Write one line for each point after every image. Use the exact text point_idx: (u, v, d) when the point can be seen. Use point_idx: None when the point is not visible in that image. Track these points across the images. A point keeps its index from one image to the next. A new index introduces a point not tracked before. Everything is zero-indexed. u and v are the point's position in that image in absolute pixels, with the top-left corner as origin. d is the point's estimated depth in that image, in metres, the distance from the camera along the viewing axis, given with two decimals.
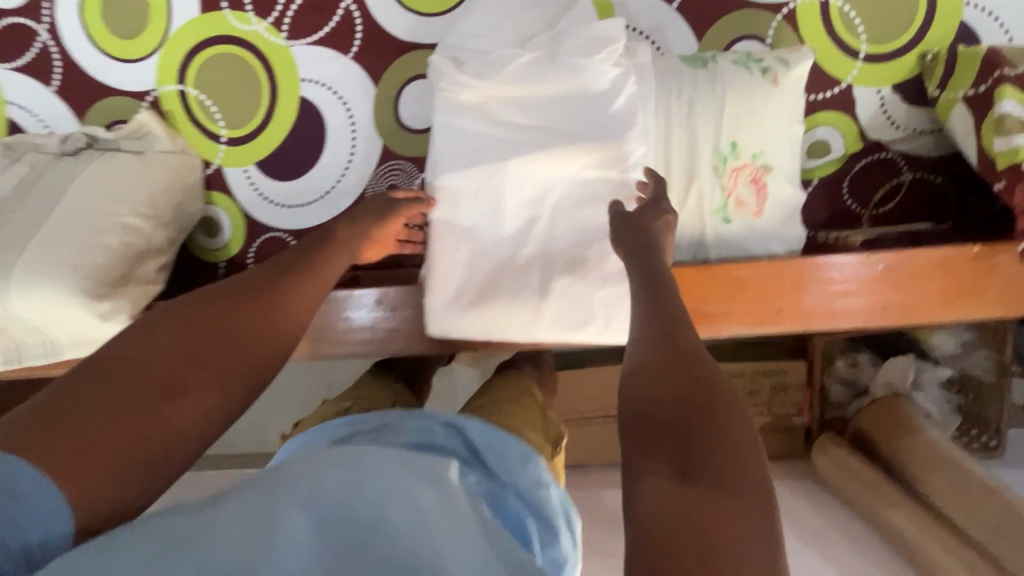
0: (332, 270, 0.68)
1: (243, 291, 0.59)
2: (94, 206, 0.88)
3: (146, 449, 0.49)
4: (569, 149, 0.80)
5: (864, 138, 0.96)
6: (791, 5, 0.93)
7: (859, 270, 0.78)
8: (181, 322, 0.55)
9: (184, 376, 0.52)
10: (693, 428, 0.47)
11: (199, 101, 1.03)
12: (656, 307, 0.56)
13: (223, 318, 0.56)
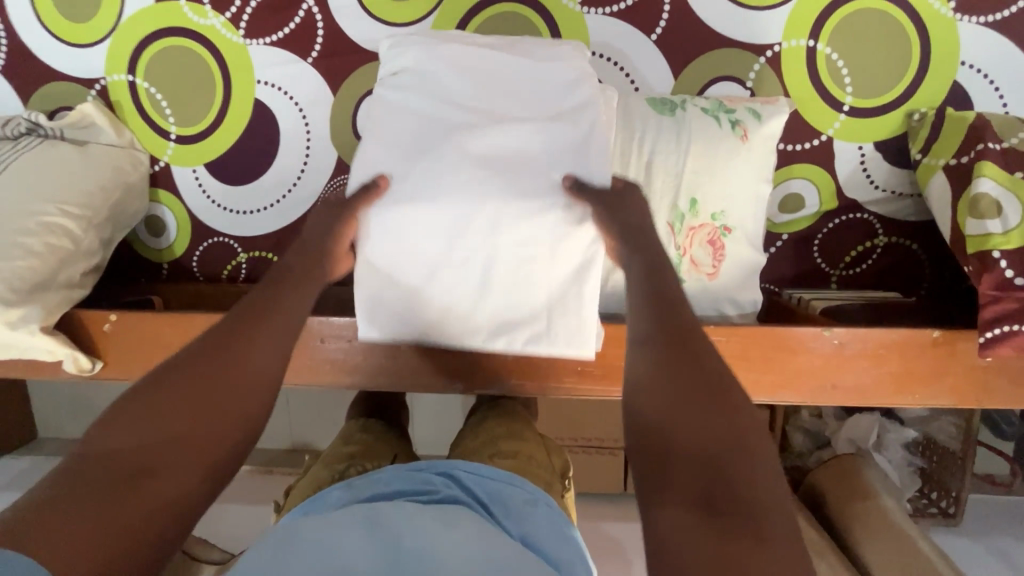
0: (296, 305, 0.61)
1: (204, 354, 0.54)
2: (18, 203, 0.84)
3: (133, 535, 0.43)
4: (515, 131, 0.69)
5: (840, 196, 0.91)
6: (776, 49, 0.87)
7: (813, 344, 0.74)
8: (153, 400, 0.50)
9: (158, 455, 0.48)
10: (719, 457, 0.44)
11: (149, 94, 0.97)
12: (656, 311, 0.53)
13: (184, 393, 0.51)
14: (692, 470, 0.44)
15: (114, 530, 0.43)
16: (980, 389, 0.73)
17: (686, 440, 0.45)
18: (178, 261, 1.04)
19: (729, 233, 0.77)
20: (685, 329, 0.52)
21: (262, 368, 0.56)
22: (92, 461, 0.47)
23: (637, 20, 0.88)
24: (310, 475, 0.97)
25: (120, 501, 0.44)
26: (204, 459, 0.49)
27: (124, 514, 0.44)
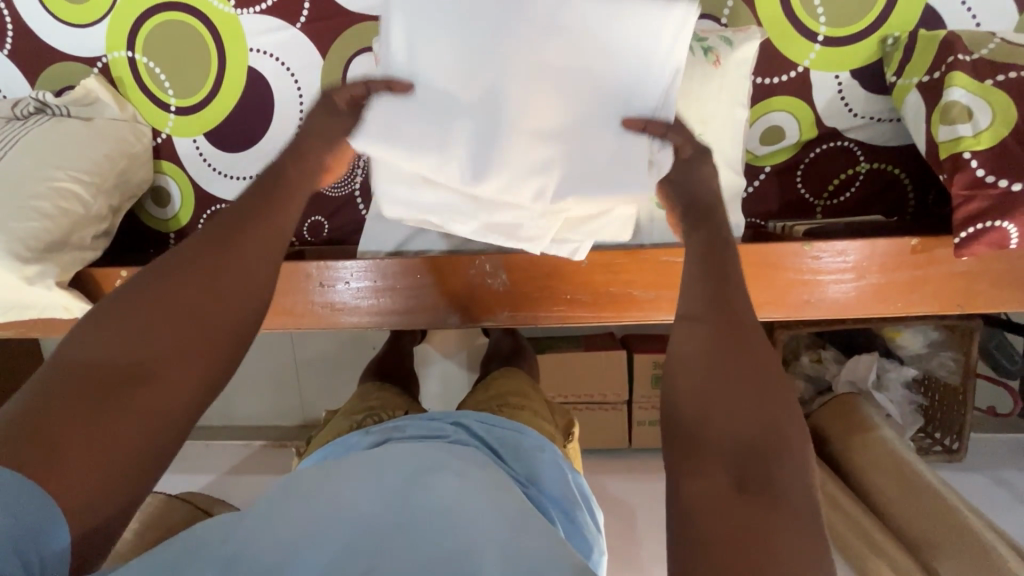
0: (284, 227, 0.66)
1: (178, 274, 0.57)
2: (30, 170, 0.88)
3: (136, 441, 0.49)
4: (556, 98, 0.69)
5: (820, 125, 0.93)
6: None
7: (798, 260, 0.76)
8: (128, 311, 0.54)
9: (150, 361, 0.52)
10: (754, 443, 0.46)
11: (148, 68, 1.02)
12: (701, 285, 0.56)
13: (167, 306, 0.55)
14: (727, 458, 0.45)
15: (104, 452, 0.47)
16: (960, 296, 0.75)
17: (717, 427, 0.47)
18: (183, 231, 1.08)
19: None
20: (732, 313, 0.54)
21: (241, 297, 0.59)
22: (83, 368, 0.50)
23: None
24: (332, 427, 1.01)
25: (119, 406, 0.49)
26: (197, 381, 0.54)
27: (124, 425, 0.49)
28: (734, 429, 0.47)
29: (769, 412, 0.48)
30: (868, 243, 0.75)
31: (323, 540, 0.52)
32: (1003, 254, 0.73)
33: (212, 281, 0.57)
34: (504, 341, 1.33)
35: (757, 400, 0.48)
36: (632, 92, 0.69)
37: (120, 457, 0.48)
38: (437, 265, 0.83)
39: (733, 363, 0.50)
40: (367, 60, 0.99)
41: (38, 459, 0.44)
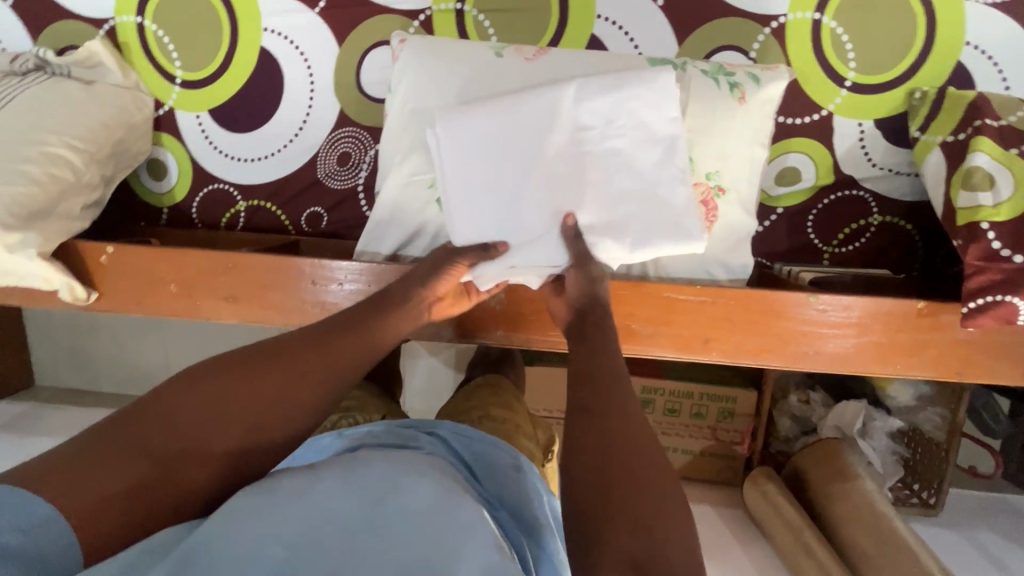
0: (368, 328, 0.66)
1: (270, 360, 0.60)
2: (21, 133, 0.85)
3: (164, 506, 0.52)
4: (601, 143, 0.72)
5: (837, 171, 0.91)
6: (780, 20, 0.88)
7: (803, 310, 0.75)
8: (211, 380, 0.57)
9: (206, 434, 0.55)
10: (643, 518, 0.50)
11: (157, 37, 0.98)
12: (608, 375, 0.61)
13: (248, 389, 0.58)
14: (629, 532, 0.49)
15: (132, 505, 0.51)
16: (960, 365, 0.74)
17: (617, 499, 0.51)
18: (178, 208, 1.05)
19: (722, 193, 0.77)
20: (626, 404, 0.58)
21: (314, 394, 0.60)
22: (154, 422, 0.55)
23: None
24: None
25: (163, 473, 0.53)
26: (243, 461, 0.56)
27: (161, 489, 0.52)
28: (629, 505, 0.50)
29: (665, 494, 0.52)
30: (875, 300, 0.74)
31: (287, 539, 0.48)
32: (1007, 326, 0.72)
33: (297, 373, 0.60)
34: (491, 350, 1.30)
35: (657, 483, 0.52)
36: (666, 132, 0.72)
37: (145, 514, 0.52)
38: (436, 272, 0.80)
39: (617, 439, 0.54)
40: (383, 53, 0.96)
41: (75, 495, 0.49)
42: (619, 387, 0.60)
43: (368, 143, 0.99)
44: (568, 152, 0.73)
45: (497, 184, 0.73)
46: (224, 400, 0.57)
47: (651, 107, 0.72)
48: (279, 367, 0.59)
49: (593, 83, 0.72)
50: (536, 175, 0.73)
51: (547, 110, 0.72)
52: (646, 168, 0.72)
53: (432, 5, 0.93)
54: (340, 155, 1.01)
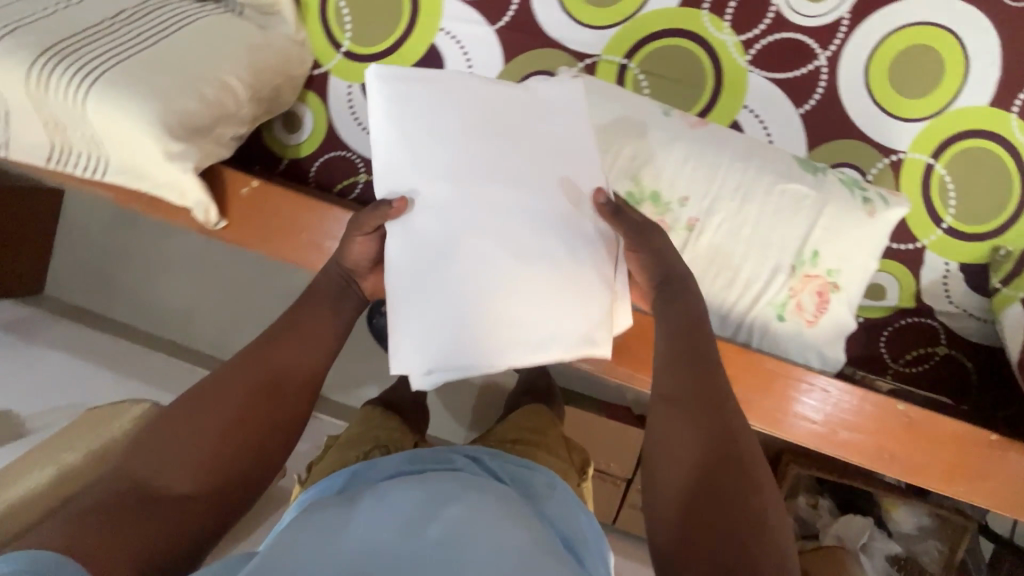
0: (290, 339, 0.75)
1: (197, 400, 0.68)
2: (200, 54, 0.87)
3: (161, 536, 0.58)
4: (492, 143, 0.75)
5: (918, 299, 1.00)
6: (899, 155, 0.99)
7: (868, 407, 0.82)
8: (165, 431, 0.66)
9: (175, 474, 0.63)
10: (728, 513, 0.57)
11: (336, 6, 1.03)
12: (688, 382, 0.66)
13: (188, 429, 0.66)
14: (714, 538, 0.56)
15: (133, 538, 0.57)
16: (1013, 499, 0.81)
17: (705, 506, 0.58)
18: (298, 162, 1.08)
19: (837, 290, 0.84)
20: (706, 405, 0.64)
21: (253, 399, 0.70)
22: (127, 478, 0.62)
23: (789, 91, 0.99)
24: (333, 455, 0.99)
25: (146, 509, 0.59)
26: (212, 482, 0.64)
27: (148, 520, 0.59)
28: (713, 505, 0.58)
29: (745, 491, 0.58)
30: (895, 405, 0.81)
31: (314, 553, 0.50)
32: None
33: (222, 399, 0.68)
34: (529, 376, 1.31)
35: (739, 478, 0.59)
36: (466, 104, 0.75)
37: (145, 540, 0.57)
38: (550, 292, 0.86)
39: (701, 447, 0.61)
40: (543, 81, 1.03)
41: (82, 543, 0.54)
42: (712, 395, 0.65)
43: None
44: (489, 180, 0.74)
45: (486, 236, 0.73)
46: (183, 451, 0.64)
47: (415, 99, 0.75)
48: (205, 405, 0.67)
49: (403, 113, 0.74)
50: (516, 241, 0.73)
51: (439, 179, 0.74)
52: (529, 119, 0.76)
53: (600, 54, 1.02)
54: None
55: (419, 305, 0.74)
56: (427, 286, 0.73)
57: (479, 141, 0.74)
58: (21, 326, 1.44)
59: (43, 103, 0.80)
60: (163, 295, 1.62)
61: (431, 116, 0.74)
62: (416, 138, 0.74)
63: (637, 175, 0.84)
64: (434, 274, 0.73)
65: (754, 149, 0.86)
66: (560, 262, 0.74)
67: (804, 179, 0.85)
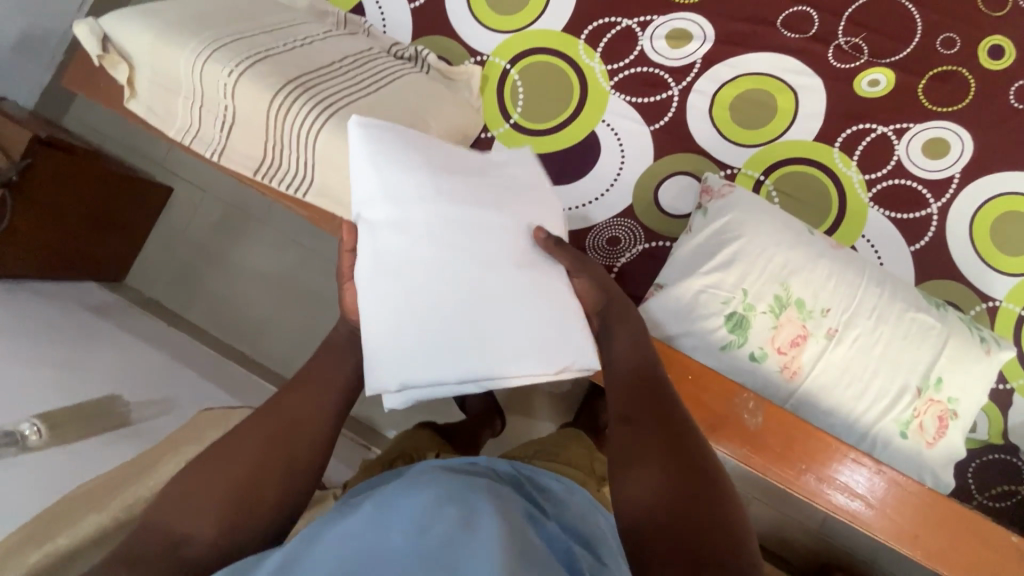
0: (299, 397, 0.73)
1: (212, 454, 0.69)
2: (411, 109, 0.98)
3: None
4: (458, 186, 0.82)
5: (1006, 436, 1.07)
6: (996, 302, 1.10)
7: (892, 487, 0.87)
8: (182, 482, 0.66)
9: (186, 525, 0.63)
10: (687, 519, 0.60)
11: (513, 85, 1.17)
12: (644, 400, 0.72)
13: (200, 481, 0.66)
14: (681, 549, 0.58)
15: None
16: None
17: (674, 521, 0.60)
18: None
19: (956, 417, 0.91)
20: (666, 420, 0.69)
21: (262, 453, 0.68)
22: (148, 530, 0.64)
23: (903, 229, 1.12)
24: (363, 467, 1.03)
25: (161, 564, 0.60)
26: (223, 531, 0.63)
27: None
28: (676, 514, 0.61)
29: (698, 494, 0.62)
30: (923, 490, 0.87)
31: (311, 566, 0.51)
32: None
33: (234, 452, 0.68)
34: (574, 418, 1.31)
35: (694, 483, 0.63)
36: (436, 153, 0.83)
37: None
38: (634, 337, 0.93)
39: (657, 453, 0.66)
40: (685, 179, 1.13)
41: None
42: (657, 404, 0.71)
43: (640, 238, 1.14)
44: (393, 181, 0.78)
45: (457, 261, 0.79)
46: (200, 495, 0.65)
47: (389, 138, 0.81)
48: (219, 459, 0.68)
49: (386, 152, 0.79)
50: (489, 260, 0.79)
51: (416, 221, 0.78)
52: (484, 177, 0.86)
53: (740, 167, 1.14)
54: (610, 236, 1.15)
55: (400, 330, 0.76)
56: (413, 307, 0.77)
57: (452, 180, 0.82)
58: (107, 312, 1.45)
59: (277, 124, 0.88)
60: (241, 305, 1.64)
61: (402, 149, 0.81)
62: (395, 176, 0.79)
63: (786, 280, 0.93)
64: (425, 297, 0.77)
65: (885, 277, 0.96)
66: (541, 283, 0.81)
67: (929, 311, 0.94)
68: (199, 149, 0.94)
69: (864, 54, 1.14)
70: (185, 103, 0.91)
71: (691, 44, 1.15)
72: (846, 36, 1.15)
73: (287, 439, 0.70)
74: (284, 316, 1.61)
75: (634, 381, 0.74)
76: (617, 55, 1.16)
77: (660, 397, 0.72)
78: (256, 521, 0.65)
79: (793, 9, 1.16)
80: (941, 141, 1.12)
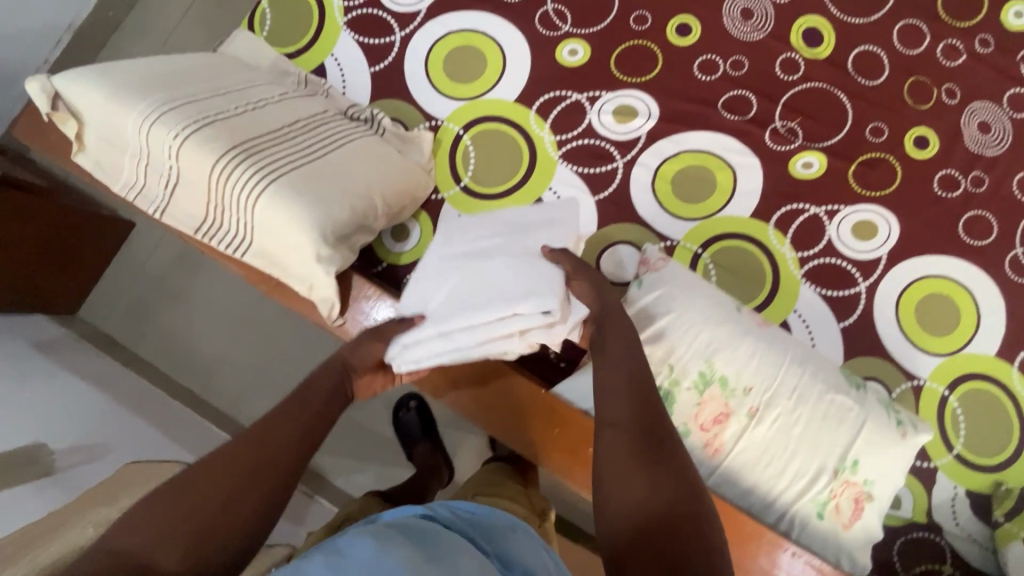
0: (280, 426, 0.74)
1: (189, 480, 0.65)
2: (357, 173, 1.00)
3: None
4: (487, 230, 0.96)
5: (929, 515, 1.09)
6: (920, 381, 1.13)
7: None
8: (155, 507, 0.62)
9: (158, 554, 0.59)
10: (666, 523, 0.67)
11: (465, 149, 1.21)
12: (639, 408, 0.77)
13: (179, 507, 0.63)
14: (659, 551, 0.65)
15: None
16: None
17: (656, 522, 0.68)
18: (397, 267, 1.16)
19: (871, 499, 0.93)
20: (653, 430, 0.76)
21: (242, 482, 0.66)
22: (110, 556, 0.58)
23: (833, 306, 1.16)
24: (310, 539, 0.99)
25: None
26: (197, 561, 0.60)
27: None
28: (658, 518, 0.68)
29: (676, 504, 0.69)
30: None
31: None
32: None
33: (215, 477, 0.66)
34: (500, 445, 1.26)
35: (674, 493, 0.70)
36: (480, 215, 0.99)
37: None
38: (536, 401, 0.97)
39: (642, 460, 0.73)
40: (625, 249, 1.17)
41: None
42: (649, 414, 0.77)
43: None
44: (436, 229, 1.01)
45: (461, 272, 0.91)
46: (167, 526, 0.61)
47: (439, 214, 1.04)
48: (201, 484, 0.65)
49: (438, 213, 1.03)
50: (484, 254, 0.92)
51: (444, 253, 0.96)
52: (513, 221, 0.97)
53: (679, 239, 1.18)
54: None
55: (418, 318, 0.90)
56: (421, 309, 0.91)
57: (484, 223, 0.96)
58: (51, 348, 1.43)
59: (218, 186, 0.90)
60: (194, 343, 1.62)
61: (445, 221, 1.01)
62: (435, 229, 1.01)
63: (711, 358, 0.95)
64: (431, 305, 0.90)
65: (806, 356, 1.00)
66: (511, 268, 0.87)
67: (846, 391, 0.97)
68: (142, 205, 0.95)
69: (798, 137, 1.21)
70: (131, 161, 0.93)
71: (637, 120, 1.21)
72: (783, 120, 1.22)
73: (257, 473, 0.68)
74: (236, 356, 1.60)
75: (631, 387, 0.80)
76: (565, 127, 1.21)
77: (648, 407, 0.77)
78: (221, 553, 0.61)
79: (734, 92, 1.23)
80: (869, 223, 1.17)
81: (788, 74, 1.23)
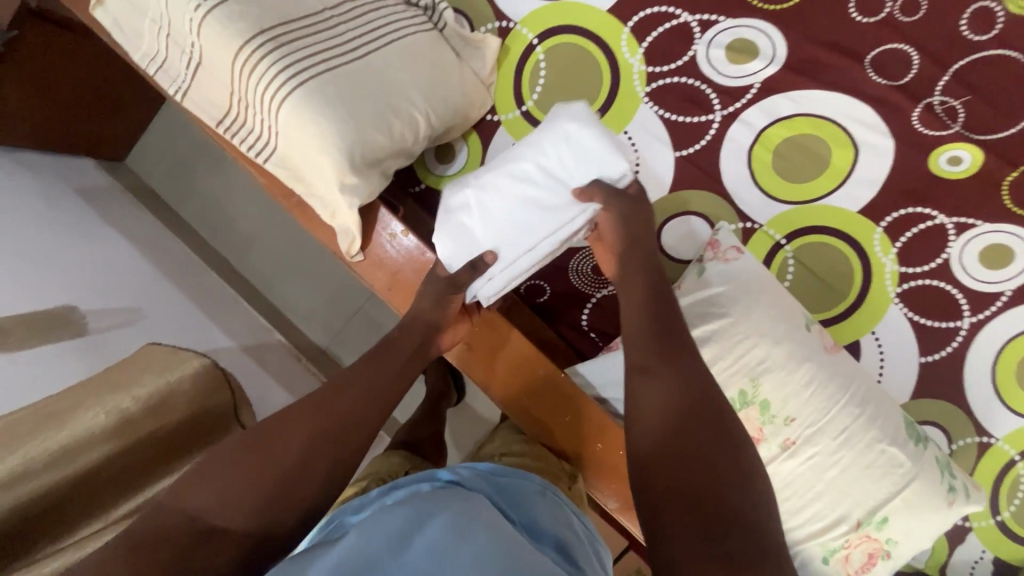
0: (341, 389, 0.70)
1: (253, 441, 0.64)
2: (401, 81, 0.85)
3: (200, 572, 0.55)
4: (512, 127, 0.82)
5: (942, 569, 1.02)
6: (992, 439, 0.98)
7: None
8: (219, 465, 0.62)
9: (216, 513, 0.59)
10: (697, 465, 0.61)
11: (536, 65, 1.02)
12: (668, 349, 0.70)
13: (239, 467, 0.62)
14: (691, 496, 0.59)
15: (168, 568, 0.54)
16: None
17: (686, 463, 0.61)
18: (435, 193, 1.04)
19: (887, 557, 0.86)
20: (682, 368, 0.68)
21: (296, 443, 0.64)
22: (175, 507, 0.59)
23: (921, 336, 0.98)
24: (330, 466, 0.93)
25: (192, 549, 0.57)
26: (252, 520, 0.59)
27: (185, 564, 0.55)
28: (688, 460, 0.61)
29: (711, 443, 0.62)
30: None
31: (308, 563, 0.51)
32: None
33: (274, 440, 0.64)
34: None
35: (708, 434, 0.63)
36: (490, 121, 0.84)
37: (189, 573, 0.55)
38: (553, 382, 0.86)
39: (674, 403, 0.65)
40: (695, 222, 1.00)
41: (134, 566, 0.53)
42: (679, 354, 0.70)
43: None
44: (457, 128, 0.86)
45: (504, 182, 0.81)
46: (229, 490, 0.60)
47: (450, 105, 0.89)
48: (262, 445, 0.63)
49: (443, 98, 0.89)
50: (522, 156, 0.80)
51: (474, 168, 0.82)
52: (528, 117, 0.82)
53: (763, 224, 1.00)
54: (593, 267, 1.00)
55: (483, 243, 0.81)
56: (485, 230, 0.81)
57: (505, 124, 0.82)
58: (95, 197, 1.43)
59: (243, 78, 0.78)
60: (233, 213, 1.61)
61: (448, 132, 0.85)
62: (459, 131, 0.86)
63: (757, 378, 0.84)
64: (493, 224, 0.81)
65: (870, 395, 0.87)
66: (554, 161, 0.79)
67: (901, 443, 0.85)
68: (162, 82, 0.85)
69: (957, 122, 0.94)
70: (151, 27, 0.81)
71: (753, 63, 0.97)
72: (944, 95, 0.94)
73: (326, 446, 0.65)
74: (272, 235, 1.59)
75: (658, 334, 0.72)
76: (662, 57, 0.99)
77: (677, 345, 0.70)
78: (281, 520, 0.60)
79: (891, 46, 0.95)
80: (1005, 248, 0.94)
81: (975, 33, 0.93)
